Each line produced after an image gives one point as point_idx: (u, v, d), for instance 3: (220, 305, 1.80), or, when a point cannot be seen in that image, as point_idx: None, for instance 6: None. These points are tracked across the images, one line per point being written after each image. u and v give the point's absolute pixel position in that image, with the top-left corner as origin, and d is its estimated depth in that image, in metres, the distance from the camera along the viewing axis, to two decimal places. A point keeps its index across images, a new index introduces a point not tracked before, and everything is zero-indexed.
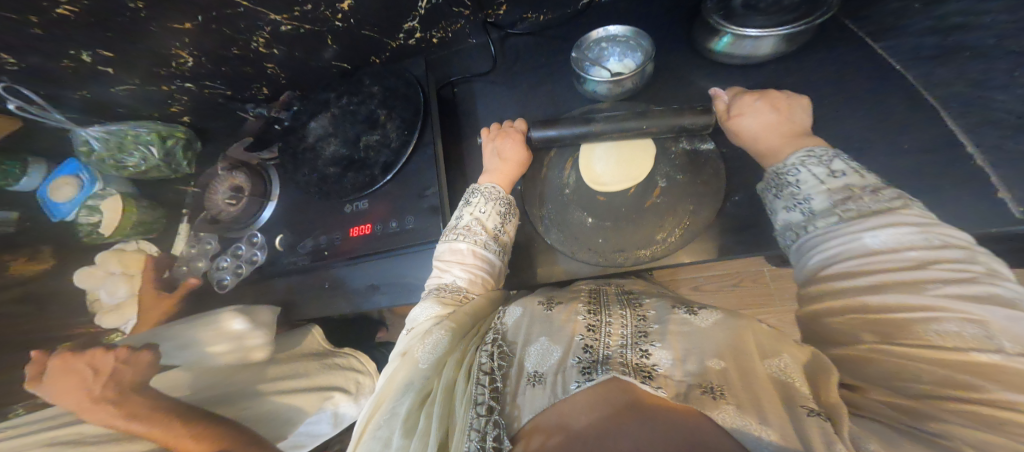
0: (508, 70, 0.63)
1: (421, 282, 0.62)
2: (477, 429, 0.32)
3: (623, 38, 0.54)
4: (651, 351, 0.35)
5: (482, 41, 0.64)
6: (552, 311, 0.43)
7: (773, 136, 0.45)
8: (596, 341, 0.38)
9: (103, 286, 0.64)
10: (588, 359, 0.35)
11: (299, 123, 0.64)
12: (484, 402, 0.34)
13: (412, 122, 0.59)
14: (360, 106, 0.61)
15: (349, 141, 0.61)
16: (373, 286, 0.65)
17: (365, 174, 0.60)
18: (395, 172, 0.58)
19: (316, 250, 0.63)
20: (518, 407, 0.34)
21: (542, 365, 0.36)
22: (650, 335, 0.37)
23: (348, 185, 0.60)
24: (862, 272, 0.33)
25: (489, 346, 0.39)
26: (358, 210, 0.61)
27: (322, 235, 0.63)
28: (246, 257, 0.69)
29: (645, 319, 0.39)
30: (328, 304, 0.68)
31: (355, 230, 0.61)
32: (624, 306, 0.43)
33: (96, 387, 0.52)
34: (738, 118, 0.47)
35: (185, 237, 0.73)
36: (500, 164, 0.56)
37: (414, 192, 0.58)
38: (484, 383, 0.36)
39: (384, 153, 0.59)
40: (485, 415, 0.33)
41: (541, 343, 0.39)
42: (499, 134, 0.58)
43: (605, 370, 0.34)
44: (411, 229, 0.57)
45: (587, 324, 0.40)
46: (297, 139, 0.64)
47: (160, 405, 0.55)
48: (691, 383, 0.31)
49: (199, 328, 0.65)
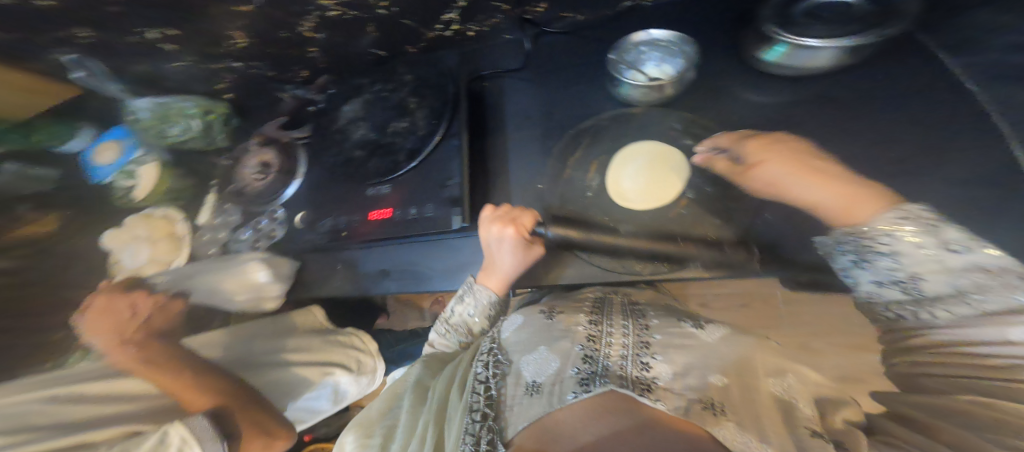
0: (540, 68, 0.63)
1: (433, 273, 0.65)
2: (473, 433, 0.44)
3: (665, 42, 0.53)
4: (650, 363, 0.47)
5: (516, 37, 0.64)
6: (552, 320, 0.56)
7: (824, 184, 0.42)
8: (596, 351, 0.50)
9: (128, 247, 0.63)
10: (587, 370, 0.47)
11: (332, 106, 0.66)
12: (480, 409, 0.47)
13: (441, 113, 0.60)
14: (393, 93, 0.62)
15: (378, 126, 0.62)
16: (384, 271, 0.67)
17: (390, 160, 0.61)
18: (420, 160, 0.59)
19: (335, 231, 0.64)
20: (511, 413, 0.46)
21: (541, 374, 0.48)
22: (649, 347, 0.49)
23: (372, 169, 0.62)
24: (981, 358, 0.33)
25: (487, 359, 0.55)
26: (380, 193, 0.61)
27: (341, 216, 0.64)
28: (267, 230, 0.71)
29: (646, 329, 0.52)
30: (338, 281, 0.71)
31: (374, 214, 0.62)
32: (627, 317, 0.55)
33: (132, 332, 0.56)
34: (754, 175, 0.47)
35: (212, 207, 0.74)
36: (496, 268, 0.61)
37: (436, 180, 0.59)
38: (480, 393, 0.49)
39: (411, 140, 0.60)
40: (480, 421, 0.45)
41: (540, 352, 0.51)
42: (499, 220, 0.57)
43: (603, 381, 0.45)
44: (430, 218, 0.58)
45: (589, 334, 0.52)
46: (328, 121, 0.66)
47: (178, 360, 0.61)
48: (691, 398, 0.42)
49: (223, 277, 0.72)
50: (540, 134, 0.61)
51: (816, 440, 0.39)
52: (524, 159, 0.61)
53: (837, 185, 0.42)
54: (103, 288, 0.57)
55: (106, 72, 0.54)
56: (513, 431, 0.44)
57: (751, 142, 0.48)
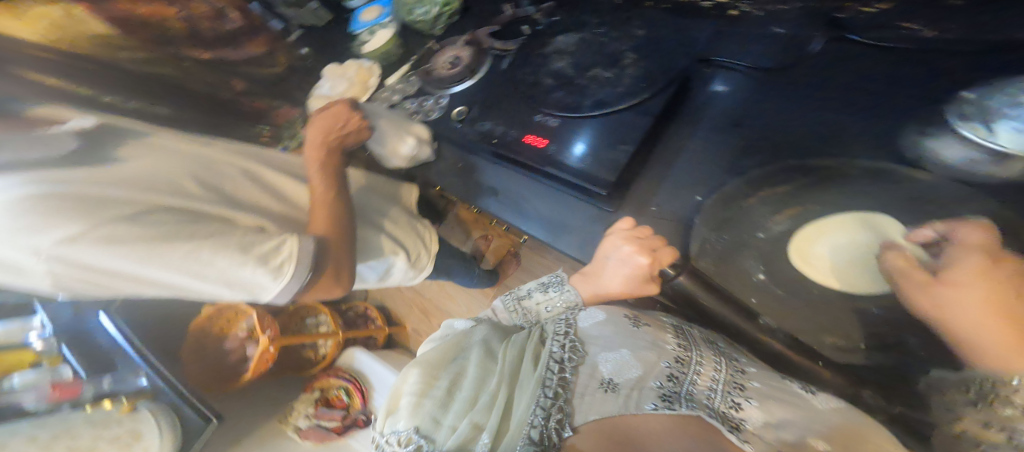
0: (809, 68, 0.47)
1: (535, 217, 0.61)
2: (543, 410, 0.40)
3: None
4: (742, 405, 0.42)
5: (796, 26, 0.51)
6: (639, 329, 0.50)
7: (1006, 329, 0.30)
8: (682, 373, 0.45)
9: (335, 79, 0.82)
10: (670, 388, 0.42)
11: (548, 31, 0.65)
12: (553, 387, 0.42)
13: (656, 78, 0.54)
14: (613, 42, 0.59)
15: (581, 66, 0.60)
16: (494, 190, 0.65)
17: (573, 99, 0.59)
18: (603, 112, 0.56)
19: (487, 134, 0.65)
20: (580, 401, 0.41)
21: (619, 375, 0.44)
22: (745, 390, 0.44)
23: (552, 100, 0.60)
24: None
25: (561, 339, 0.49)
26: (547, 123, 0.60)
27: (500, 125, 0.65)
28: (425, 110, 0.74)
29: (740, 373, 0.46)
30: (452, 183, 0.71)
31: (529, 138, 0.61)
32: (716, 353, 0.48)
33: (337, 138, 0.63)
34: (937, 288, 0.34)
35: (400, 74, 0.81)
36: (615, 272, 0.51)
37: (608, 138, 0.54)
38: (555, 371, 0.44)
39: (606, 91, 0.56)
40: (553, 397, 0.41)
41: (620, 353, 0.46)
42: (633, 238, 0.49)
43: (689, 404, 0.41)
44: (578, 168, 0.55)
45: (677, 356, 0.46)
46: (538, 44, 0.66)
47: (337, 182, 0.63)
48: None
49: (394, 128, 0.70)
50: (752, 139, 0.48)
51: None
52: (708, 155, 0.51)
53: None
54: (347, 101, 0.63)
55: None
56: (583, 419, 0.40)
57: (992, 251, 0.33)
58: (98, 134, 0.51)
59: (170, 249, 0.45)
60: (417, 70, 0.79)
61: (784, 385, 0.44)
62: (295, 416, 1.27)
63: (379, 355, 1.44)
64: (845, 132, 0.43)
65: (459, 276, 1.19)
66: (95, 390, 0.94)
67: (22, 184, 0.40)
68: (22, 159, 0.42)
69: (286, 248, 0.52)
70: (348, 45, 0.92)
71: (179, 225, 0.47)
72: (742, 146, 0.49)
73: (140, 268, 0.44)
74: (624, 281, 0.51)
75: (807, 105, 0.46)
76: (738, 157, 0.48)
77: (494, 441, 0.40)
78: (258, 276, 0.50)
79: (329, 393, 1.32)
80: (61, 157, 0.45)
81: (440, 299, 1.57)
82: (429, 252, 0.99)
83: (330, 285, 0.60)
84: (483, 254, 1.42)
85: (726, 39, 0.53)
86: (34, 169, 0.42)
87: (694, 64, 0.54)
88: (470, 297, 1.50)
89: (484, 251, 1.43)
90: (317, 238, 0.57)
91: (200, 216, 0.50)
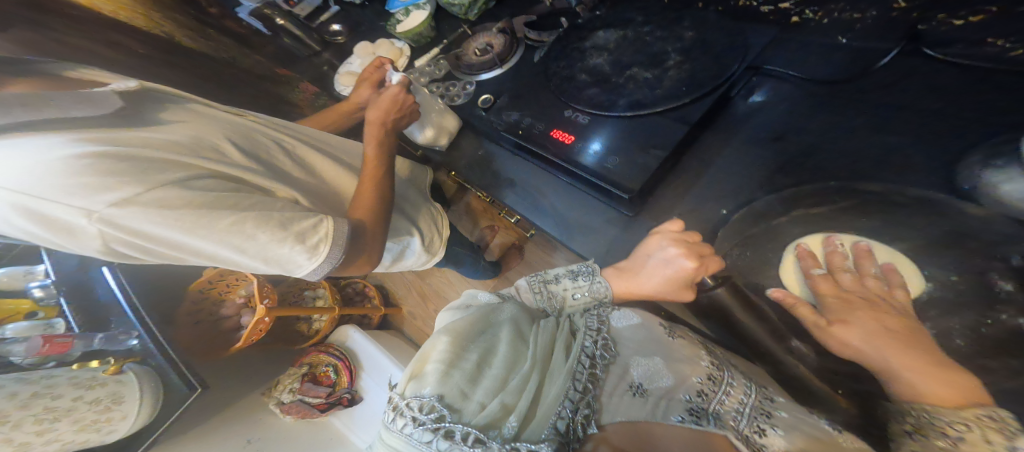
0: (853, 92, 0.47)
1: (554, 211, 0.60)
2: (574, 400, 0.40)
3: None
4: (767, 430, 0.41)
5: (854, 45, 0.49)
6: (672, 339, 0.49)
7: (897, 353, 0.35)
8: (711, 390, 0.45)
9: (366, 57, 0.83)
10: (697, 403, 0.44)
11: (590, 26, 0.63)
12: (584, 382, 0.42)
13: (700, 83, 0.52)
14: (658, 43, 0.57)
15: (620, 64, 0.58)
16: (513, 181, 0.65)
17: (610, 97, 0.57)
18: (639, 113, 0.54)
19: (512, 125, 0.64)
20: (607, 401, 0.42)
21: (650, 382, 0.45)
22: (771, 416, 0.42)
23: (586, 96, 0.59)
24: None
25: (591, 332, 0.48)
26: (576, 120, 0.59)
27: (527, 116, 0.63)
28: (450, 94, 0.73)
29: (772, 399, 0.43)
30: (473, 171, 0.70)
31: (556, 132, 0.60)
32: (750, 378, 0.46)
33: (395, 117, 0.65)
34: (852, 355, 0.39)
35: (429, 56, 0.79)
36: (648, 269, 0.48)
37: (640, 141, 0.53)
38: (586, 367, 0.43)
39: (645, 92, 0.55)
40: (584, 392, 0.41)
41: (654, 360, 0.46)
42: (677, 239, 0.47)
43: (714, 421, 0.43)
44: (604, 169, 0.54)
45: (709, 373, 0.46)
46: (577, 37, 0.63)
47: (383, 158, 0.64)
48: None
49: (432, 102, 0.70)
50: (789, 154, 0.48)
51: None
52: (743, 164, 0.51)
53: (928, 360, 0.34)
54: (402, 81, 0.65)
55: None
56: (610, 420, 0.41)
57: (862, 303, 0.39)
58: (139, 96, 0.51)
59: (218, 216, 0.44)
60: (447, 54, 0.78)
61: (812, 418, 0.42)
62: (279, 390, 1.24)
63: (373, 335, 1.44)
64: (891, 155, 0.43)
65: (465, 266, 1.19)
66: (86, 345, 0.82)
67: (70, 145, 0.40)
68: (65, 118, 0.42)
69: (325, 227, 0.51)
70: (381, 25, 0.91)
71: (225, 193, 0.46)
72: (781, 163, 0.48)
73: (187, 237, 0.43)
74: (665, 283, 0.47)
75: (852, 119, 0.46)
76: (772, 174, 0.48)
77: (522, 426, 0.38)
78: (295, 254, 0.49)
79: (316, 369, 1.32)
80: (99, 115, 0.44)
81: (440, 285, 1.57)
82: (443, 237, 0.99)
83: (361, 265, 0.60)
84: (488, 247, 1.42)
85: (771, 53, 0.53)
86: (75, 128, 0.42)
87: (742, 72, 0.53)
88: (470, 287, 1.50)
89: (490, 243, 1.42)
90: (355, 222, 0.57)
91: (243, 184, 0.50)
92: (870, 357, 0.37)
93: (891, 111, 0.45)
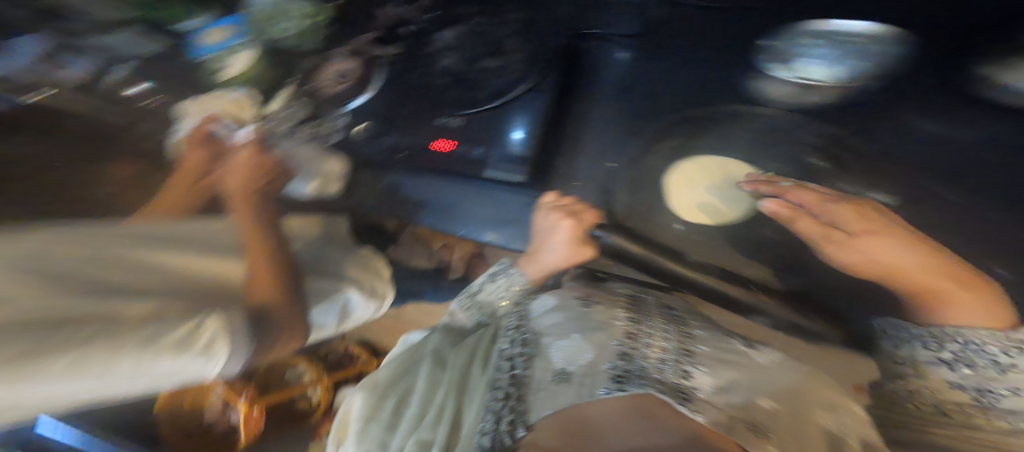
0: (655, 40, 0.57)
1: (477, 216, 0.60)
2: (493, 412, 0.45)
3: (860, 40, 0.47)
4: (691, 372, 0.42)
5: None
6: (589, 310, 0.50)
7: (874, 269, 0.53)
8: (633, 349, 0.43)
9: None
10: (622, 367, 0.41)
11: (426, 29, 0.63)
12: (502, 388, 0.47)
13: (541, 59, 0.55)
14: (492, 30, 0.59)
15: (467, 59, 0.59)
16: (422, 203, 0.61)
17: (471, 94, 0.58)
18: (504, 102, 0.57)
19: (394, 149, 0.58)
20: (533, 398, 0.42)
21: (572, 363, 0.43)
22: (691, 356, 0.44)
23: (449, 99, 0.59)
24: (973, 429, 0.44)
25: (512, 336, 0.54)
26: (449, 125, 0.58)
27: (402, 136, 0.58)
28: None
29: (688, 338, 0.47)
30: (368, 204, 0.63)
31: (436, 143, 0.58)
32: (668, 321, 0.49)
33: None
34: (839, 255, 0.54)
35: None
36: (549, 241, 0.58)
37: (513, 127, 0.55)
38: (505, 371, 0.49)
39: (499, 80, 0.58)
40: (502, 398, 0.45)
41: (573, 339, 0.46)
42: (558, 209, 0.58)
43: (640, 382, 0.39)
44: (494, 162, 0.57)
45: (626, 331, 0.46)
46: (418, 43, 0.62)
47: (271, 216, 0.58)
48: (731, 415, 0.37)
49: None
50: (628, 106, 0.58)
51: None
52: (600, 129, 0.59)
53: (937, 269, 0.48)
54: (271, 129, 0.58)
55: None
56: (537, 415, 0.40)
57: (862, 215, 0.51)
58: None
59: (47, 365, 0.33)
60: None
61: (722, 344, 0.47)
62: None
63: None
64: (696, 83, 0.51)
65: None
66: None
67: None
68: None
69: (208, 326, 0.46)
70: None
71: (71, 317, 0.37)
72: (628, 114, 0.58)
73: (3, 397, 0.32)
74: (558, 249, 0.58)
75: (666, 68, 0.56)
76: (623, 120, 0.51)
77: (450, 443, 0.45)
78: (187, 364, 0.44)
79: None
80: None
81: None
82: (387, 279, 0.88)
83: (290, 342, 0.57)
84: None
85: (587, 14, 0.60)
86: None
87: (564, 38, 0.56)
88: None
89: None
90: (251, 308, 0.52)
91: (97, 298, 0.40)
92: (863, 248, 0.52)
93: (691, 55, 0.55)
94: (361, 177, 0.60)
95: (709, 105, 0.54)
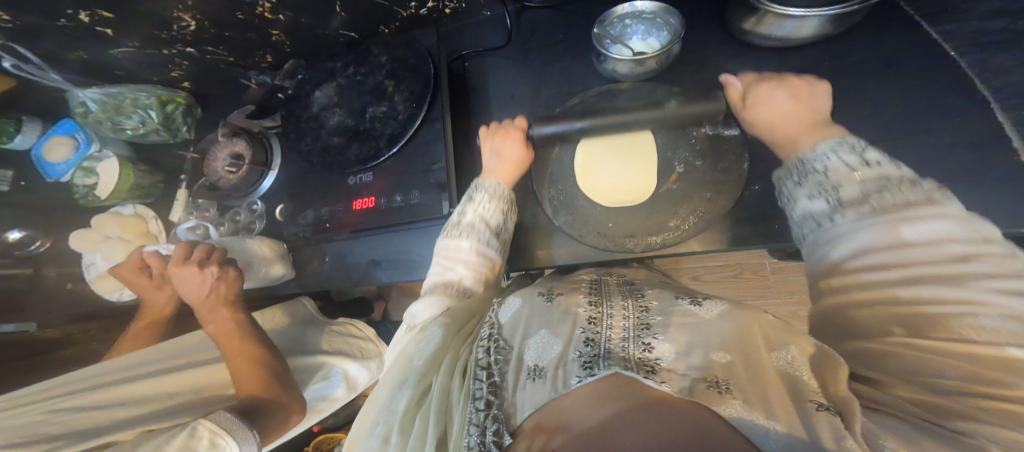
0: (523, 45, 0.60)
1: (424, 260, 0.63)
2: (476, 423, 0.37)
3: (648, 15, 0.50)
4: (652, 343, 0.41)
5: (497, 13, 0.61)
6: (552, 303, 0.50)
7: (790, 127, 0.44)
8: (597, 333, 0.43)
9: (99, 247, 0.70)
10: (589, 353, 0.40)
11: (304, 92, 0.62)
12: (482, 397, 0.39)
13: (421, 95, 0.56)
14: (368, 77, 0.59)
15: (355, 112, 0.59)
16: (375, 261, 0.66)
17: (371, 146, 0.58)
18: (401, 145, 0.56)
19: (319, 222, 0.61)
20: (516, 398, 0.39)
21: (544, 358, 0.41)
22: (651, 328, 0.43)
23: (352, 157, 0.58)
24: (888, 286, 0.32)
25: (488, 343, 0.46)
26: (363, 183, 0.59)
27: (324, 206, 0.61)
28: (245, 223, 0.71)
29: (645, 311, 0.46)
30: (329, 276, 0.69)
31: (356, 203, 0.59)
32: (625, 297, 0.49)
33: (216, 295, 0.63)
34: (756, 109, 0.46)
35: (185, 203, 0.76)
36: (498, 164, 0.56)
37: (421, 166, 0.56)
38: (483, 379, 0.41)
39: (391, 125, 0.57)
40: (484, 409, 0.38)
41: (541, 336, 0.44)
42: (498, 132, 0.57)
43: (606, 363, 0.38)
44: (416, 204, 0.55)
45: (589, 316, 0.46)
46: (300, 108, 0.62)
47: (237, 327, 0.66)
48: (695, 378, 0.35)
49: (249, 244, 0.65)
50: (524, 112, 0.59)
51: (811, 405, 0.31)
52: None
53: (801, 120, 0.43)
54: (206, 248, 0.62)
55: (37, 58, 0.57)
56: (520, 418, 0.37)
57: (756, 81, 0.47)
58: None
59: None
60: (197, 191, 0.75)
61: (677, 306, 0.45)
62: None
63: None
64: None
65: None
66: None
67: None
68: None
69: (203, 430, 0.55)
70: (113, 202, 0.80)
71: None
72: (526, 115, 0.59)
73: None
74: (518, 157, 0.55)
75: (546, 71, 0.59)
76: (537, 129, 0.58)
77: None
78: None
79: None
80: None
81: None
82: (368, 336, 0.92)
83: (287, 421, 0.66)
84: None
85: (451, 40, 0.64)
86: None
87: (439, 53, 0.58)
88: None
89: None
90: (245, 409, 0.61)
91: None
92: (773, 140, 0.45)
93: (553, 50, 0.59)
94: (310, 252, 0.70)
95: (586, 91, 0.56)
